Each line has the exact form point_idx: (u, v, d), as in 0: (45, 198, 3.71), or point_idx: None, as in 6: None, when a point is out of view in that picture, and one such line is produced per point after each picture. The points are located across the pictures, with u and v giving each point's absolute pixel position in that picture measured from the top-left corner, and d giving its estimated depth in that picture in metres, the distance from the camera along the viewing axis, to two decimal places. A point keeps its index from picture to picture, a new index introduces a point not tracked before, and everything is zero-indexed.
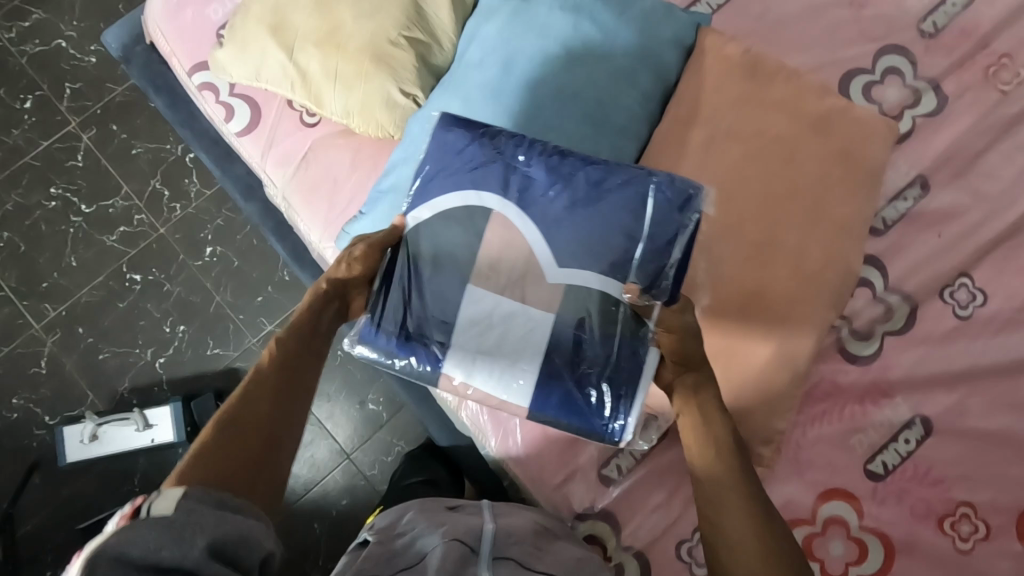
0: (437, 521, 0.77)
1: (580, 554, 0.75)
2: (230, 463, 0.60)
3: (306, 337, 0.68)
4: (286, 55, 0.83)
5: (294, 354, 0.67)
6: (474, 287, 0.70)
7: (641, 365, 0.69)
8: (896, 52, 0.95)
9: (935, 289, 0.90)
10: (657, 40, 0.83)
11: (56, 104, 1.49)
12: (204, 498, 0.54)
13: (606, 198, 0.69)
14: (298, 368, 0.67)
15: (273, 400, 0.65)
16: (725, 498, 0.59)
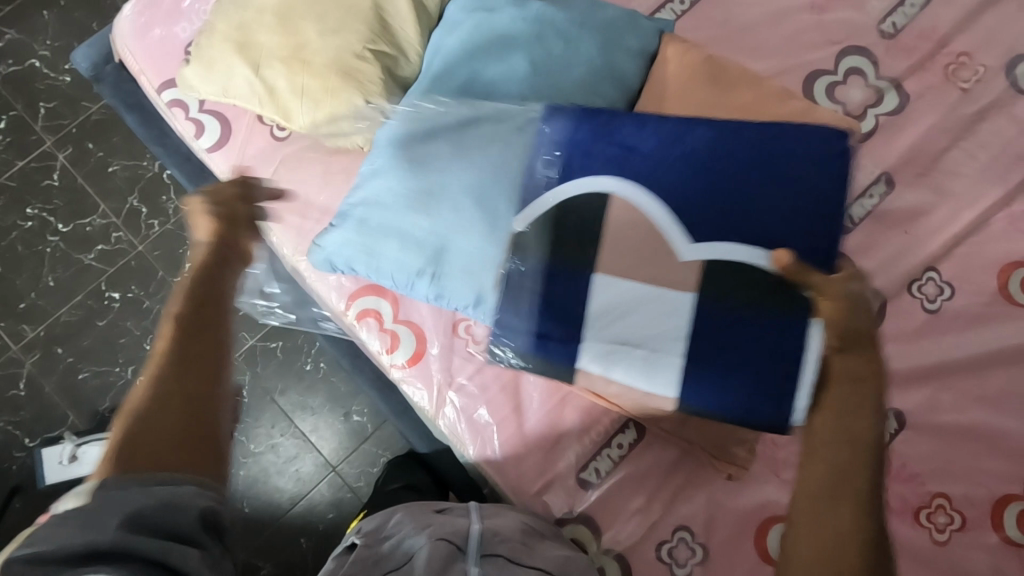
0: (425, 521, 0.79)
1: (568, 553, 0.76)
2: (149, 442, 0.61)
3: (202, 306, 0.69)
4: (252, 71, 0.83)
5: (190, 321, 0.67)
6: (602, 276, 0.70)
7: (800, 346, 0.66)
8: (858, 53, 0.97)
9: (904, 285, 0.92)
10: (621, 48, 0.85)
11: (31, 124, 1.48)
12: (117, 483, 0.57)
13: (752, 159, 0.69)
14: (199, 330, 0.68)
15: (177, 368, 0.65)
16: (838, 486, 0.60)
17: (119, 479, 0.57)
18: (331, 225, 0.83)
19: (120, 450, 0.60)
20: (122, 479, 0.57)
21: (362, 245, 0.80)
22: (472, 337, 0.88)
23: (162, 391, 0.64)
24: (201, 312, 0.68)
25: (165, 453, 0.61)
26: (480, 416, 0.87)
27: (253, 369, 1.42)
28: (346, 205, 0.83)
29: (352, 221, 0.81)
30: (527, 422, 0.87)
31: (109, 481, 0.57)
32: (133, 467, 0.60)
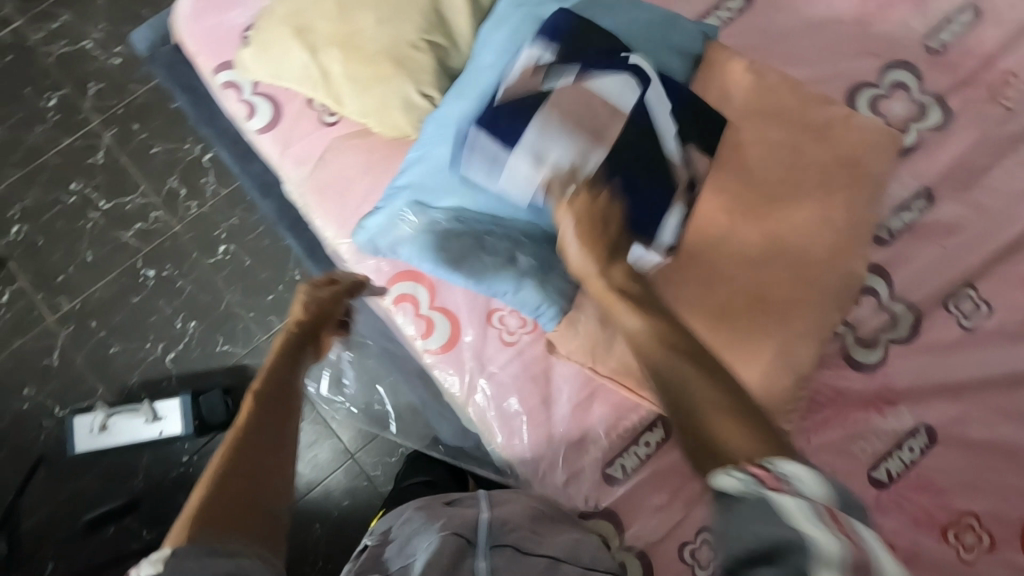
0: (430, 516, 0.80)
1: (577, 536, 0.77)
2: (226, 509, 0.63)
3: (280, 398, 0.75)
4: (309, 55, 0.85)
5: (273, 401, 0.74)
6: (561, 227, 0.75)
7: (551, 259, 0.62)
8: (902, 67, 0.97)
9: (940, 299, 0.91)
10: (673, 47, 0.84)
11: (79, 103, 1.52)
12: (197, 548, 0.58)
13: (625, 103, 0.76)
14: (281, 419, 0.74)
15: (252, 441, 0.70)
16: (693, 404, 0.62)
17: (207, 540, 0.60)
18: (376, 208, 0.85)
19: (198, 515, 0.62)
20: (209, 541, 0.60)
21: (404, 227, 0.82)
22: (505, 327, 0.89)
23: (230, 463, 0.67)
24: (280, 405, 0.75)
25: (225, 520, 0.63)
26: (509, 406, 0.87)
27: None
28: (392, 188, 0.85)
29: (394, 206, 0.84)
30: (555, 414, 0.87)
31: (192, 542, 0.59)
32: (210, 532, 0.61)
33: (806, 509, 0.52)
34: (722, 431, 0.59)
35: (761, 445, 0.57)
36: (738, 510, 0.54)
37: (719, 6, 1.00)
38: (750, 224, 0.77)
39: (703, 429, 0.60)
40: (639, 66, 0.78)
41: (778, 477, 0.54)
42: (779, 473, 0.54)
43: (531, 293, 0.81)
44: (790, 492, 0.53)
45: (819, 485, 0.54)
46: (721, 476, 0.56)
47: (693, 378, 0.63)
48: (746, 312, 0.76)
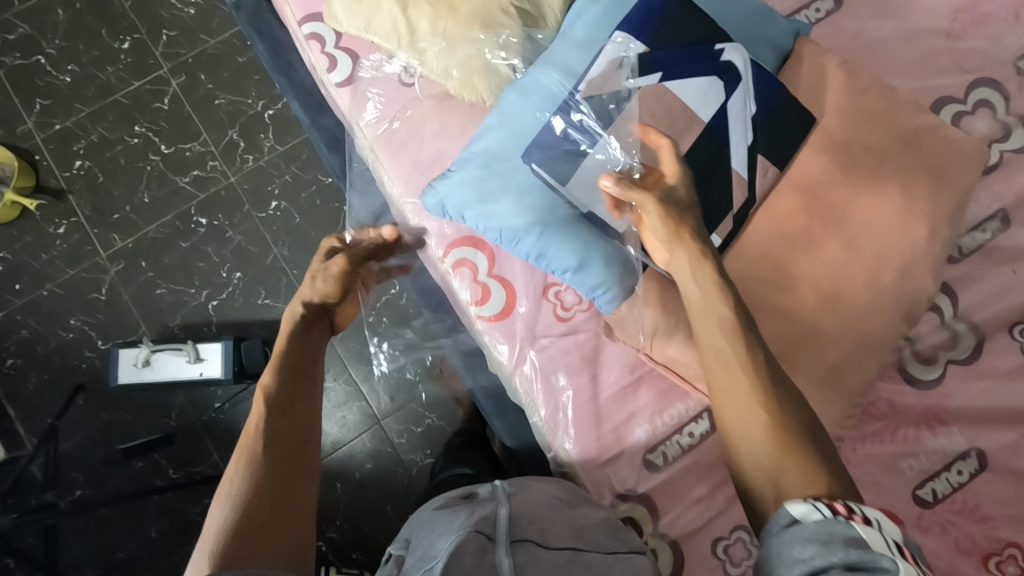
0: (448, 518, 0.75)
1: (595, 522, 0.76)
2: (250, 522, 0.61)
3: (292, 405, 0.71)
4: (399, 8, 0.84)
5: (285, 395, 0.71)
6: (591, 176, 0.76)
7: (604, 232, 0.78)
8: (989, 85, 0.95)
9: (1005, 324, 0.89)
10: (763, 40, 0.83)
11: (151, 48, 1.55)
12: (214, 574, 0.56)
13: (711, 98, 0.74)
14: (292, 414, 0.70)
15: (272, 441, 0.67)
16: (747, 416, 0.61)
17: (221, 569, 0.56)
18: (448, 170, 0.83)
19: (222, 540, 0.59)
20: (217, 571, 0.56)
21: (477, 193, 0.79)
22: (561, 302, 0.89)
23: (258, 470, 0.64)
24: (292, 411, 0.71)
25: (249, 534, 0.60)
26: (557, 380, 0.87)
27: None
28: (465, 153, 0.82)
29: (469, 171, 0.80)
30: (603, 391, 0.87)
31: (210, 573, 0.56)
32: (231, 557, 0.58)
33: (883, 539, 0.49)
34: (794, 468, 0.57)
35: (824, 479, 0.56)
36: (804, 533, 0.51)
37: (809, 6, 0.98)
38: (824, 221, 0.76)
39: (764, 470, 0.59)
40: (731, 63, 0.75)
41: (854, 510, 0.51)
42: (856, 509, 0.52)
43: (595, 272, 0.79)
44: (868, 523, 0.50)
45: (898, 526, 0.51)
46: (791, 504, 0.54)
47: (755, 419, 0.60)
48: (815, 312, 0.75)
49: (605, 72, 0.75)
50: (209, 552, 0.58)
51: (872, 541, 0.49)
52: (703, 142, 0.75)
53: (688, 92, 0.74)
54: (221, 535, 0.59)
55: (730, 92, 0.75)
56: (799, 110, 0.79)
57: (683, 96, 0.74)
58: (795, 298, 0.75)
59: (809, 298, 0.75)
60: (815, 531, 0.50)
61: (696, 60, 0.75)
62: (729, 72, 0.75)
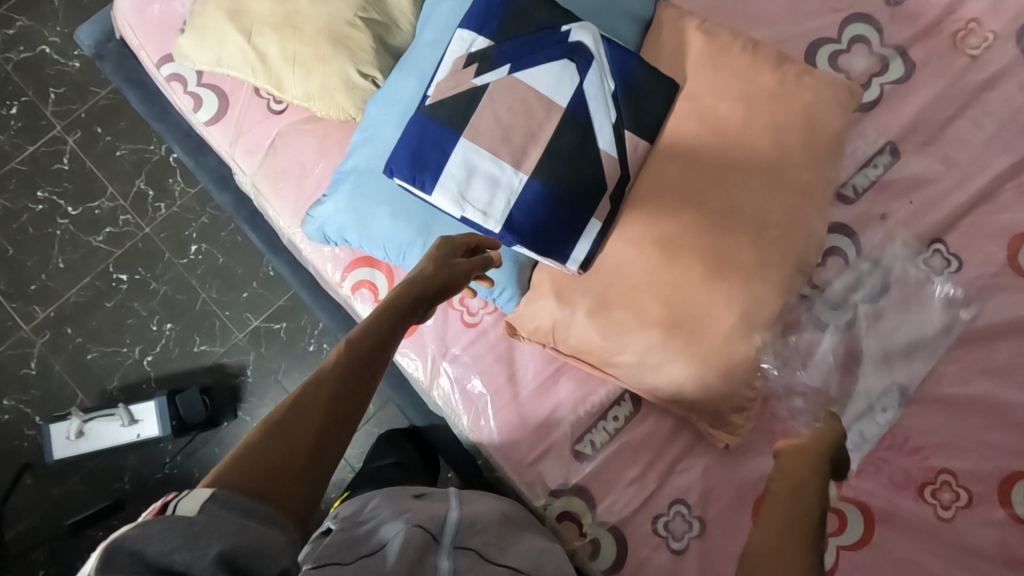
0: (398, 508, 0.75)
1: (541, 546, 0.74)
2: (276, 459, 0.52)
3: (365, 364, 0.59)
4: (244, 39, 0.81)
5: (368, 356, 0.59)
6: (463, 170, 0.71)
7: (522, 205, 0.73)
8: (861, 20, 0.94)
9: (909, 256, 0.89)
10: (620, 12, 0.82)
11: (41, 109, 1.50)
12: (230, 503, 0.49)
13: (567, 81, 0.73)
14: (367, 379, 0.59)
15: (336, 395, 0.56)
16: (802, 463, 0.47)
17: (232, 496, 0.49)
18: (323, 195, 0.81)
19: (245, 459, 0.51)
20: (229, 497, 0.49)
21: (353, 214, 0.78)
22: (467, 308, 0.88)
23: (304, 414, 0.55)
24: (366, 374, 0.59)
25: (272, 474, 0.52)
26: (473, 387, 0.86)
27: (256, 351, 1.41)
28: (338, 175, 0.80)
29: (343, 192, 0.78)
30: (520, 390, 0.86)
31: (222, 493, 0.49)
32: (244, 482, 0.51)
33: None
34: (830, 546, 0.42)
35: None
36: None
37: None
38: (702, 188, 0.75)
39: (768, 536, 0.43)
40: (581, 43, 0.73)
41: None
42: None
43: (484, 274, 0.79)
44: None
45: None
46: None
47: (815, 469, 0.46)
48: (709, 281, 0.74)
49: (453, 73, 0.72)
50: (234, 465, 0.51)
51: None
52: (569, 129, 0.73)
53: (543, 79, 0.72)
54: (245, 456, 0.52)
55: (583, 71, 0.73)
56: (663, 78, 0.77)
57: (537, 83, 0.72)
58: (686, 273, 0.74)
59: (702, 270, 0.74)
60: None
61: (547, 45, 0.73)
62: (581, 53, 0.73)
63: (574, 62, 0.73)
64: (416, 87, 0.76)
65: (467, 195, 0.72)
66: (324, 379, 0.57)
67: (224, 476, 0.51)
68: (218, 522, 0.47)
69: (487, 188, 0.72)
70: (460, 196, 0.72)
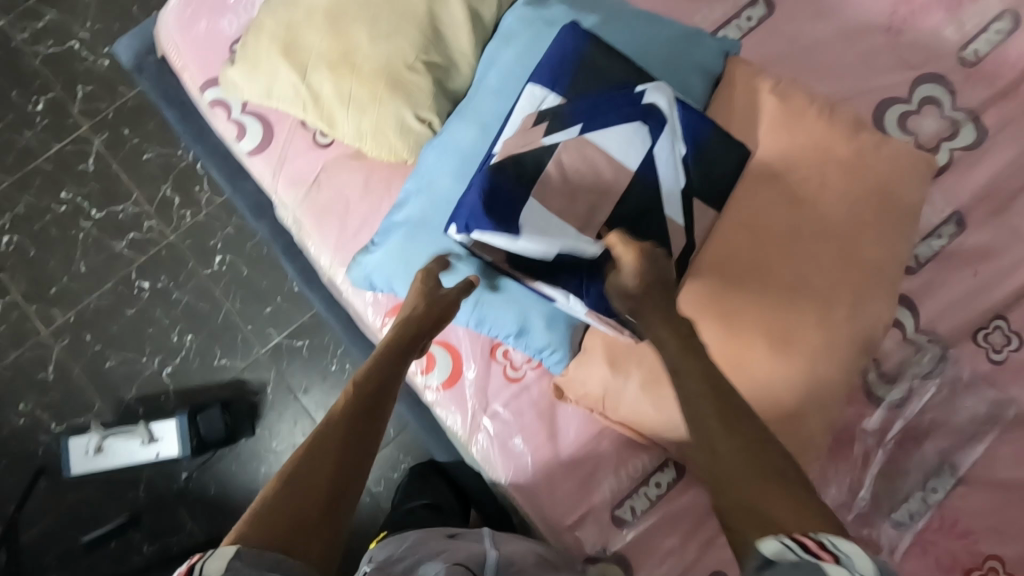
0: (434, 547, 0.72)
1: None
2: (297, 510, 0.52)
3: (370, 403, 0.61)
4: (298, 75, 0.78)
5: (371, 393, 0.62)
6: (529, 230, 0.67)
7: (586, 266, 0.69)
8: (934, 80, 0.90)
9: (968, 331, 0.84)
10: (690, 67, 0.78)
11: (68, 107, 1.47)
12: (256, 561, 0.48)
13: (638, 144, 0.69)
14: (374, 418, 0.61)
15: (345, 438, 0.58)
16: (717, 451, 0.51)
17: (259, 554, 0.48)
18: (371, 243, 0.78)
19: (263, 514, 0.51)
20: (253, 555, 0.48)
21: (403, 266, 0.74)
22: (510, 361, 0.86)
23: (319, 460, 0.55)
24: (372, 413, 0.61)
25: (291, 523, 0.51)
26: (515, 445, 0.83)
27: (276, 367, 1.38)
28: (388, 223, 0.77)
29: (392, 242, 0.75)
30: (560, 450, 0.83)
31: (246, 551, 0.48)
32: (267, 539, 0.50)
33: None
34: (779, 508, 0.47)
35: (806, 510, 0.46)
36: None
37: (739, 15, 0.94)
38: (770, 264, 0.72)
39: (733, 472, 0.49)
40: (655, 105, 0.69)
41: (824, 545, 0.43)
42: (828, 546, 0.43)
43: (538, 335, 0.76)
44: (837, 560, 0.42)
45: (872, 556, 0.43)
46: (762, 541, 0.45)
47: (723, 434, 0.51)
48: (770, 359, 0.71)
49: (521, 128, 0.69)
50: (252, 520, 0.51)
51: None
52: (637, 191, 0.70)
53: (615, 141, 0.69)
54: (263, 509, 0.52)
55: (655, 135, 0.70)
56: (733, 142, 0.74)
57: (607, 145, 0.69)
58: (748, 352, 0.71)
59: (765, 350, 0.71)
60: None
61: (619, 104, 0.69)
62: (654, 115, 0.70)
63: (646, 124, 0.69)
64: (477, 139, 0.73)
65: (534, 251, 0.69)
66: (332, 425, 0.58)
67: (245, 532, 0.50)
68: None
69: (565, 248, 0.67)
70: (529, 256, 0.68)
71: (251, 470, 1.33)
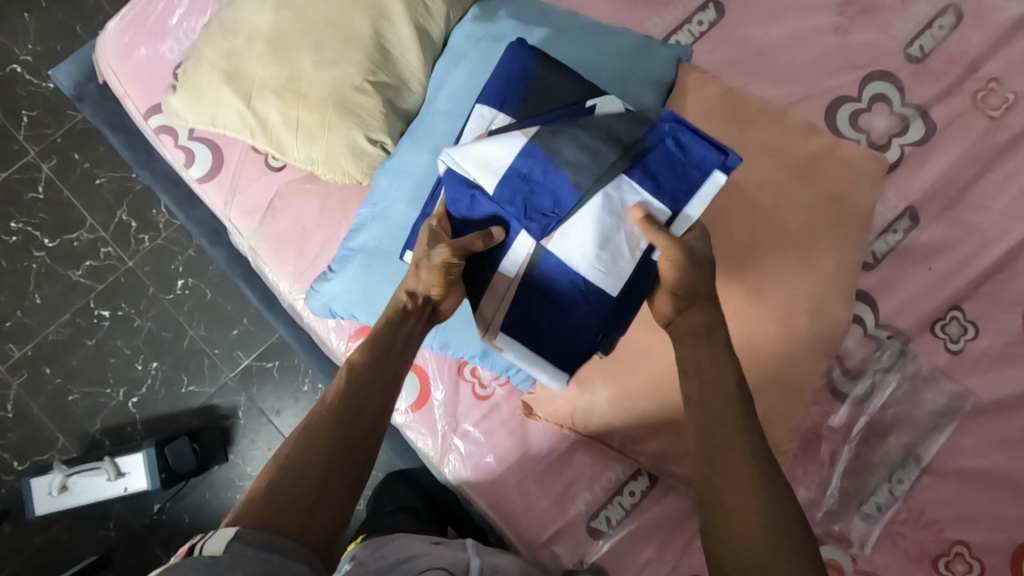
0: (421, 548, 0.74)
1: None
2: (291, 497, 0.54)
3: (368, 388, 0.61)
4: (243, 103, 0.75)
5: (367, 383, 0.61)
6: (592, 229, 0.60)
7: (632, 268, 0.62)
8: (882, 78, 0.91)
9: (926, 323, 0.86)
10: (643, 78, 0.78)
11: (14, 133, 1.41)
12: (253, 540, 0.49)
13: None
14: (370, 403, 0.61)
15: (339, 428, 0.58)
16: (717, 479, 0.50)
17: (253, 533, 0.50)
18: (329, 270, 0.76)
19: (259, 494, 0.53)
20: (253, 535, 0.50)
21: (361, 293, 0.73)
22: (478, 379, 0.86)
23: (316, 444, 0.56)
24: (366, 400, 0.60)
25: (291, 509, 0.53)
26: (487, 464, 0.83)
27: (246, 392, 1.35)
28: (345, 251, 0.75)
29: (350, 270, 0.74)
30: (532, 466, 0.83)
31: (244, 532, 0.50)
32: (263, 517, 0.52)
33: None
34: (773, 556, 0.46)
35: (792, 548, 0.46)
36: None
37: (690, 20, 0.94)
38: (731, 272, 0.72)
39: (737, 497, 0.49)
40: (608, 119, 0.67)
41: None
42: None
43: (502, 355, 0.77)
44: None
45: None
46: None
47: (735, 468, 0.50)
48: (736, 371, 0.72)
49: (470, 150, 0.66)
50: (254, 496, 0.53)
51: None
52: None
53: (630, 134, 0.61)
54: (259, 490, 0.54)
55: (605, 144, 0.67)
56: None
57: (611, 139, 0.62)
58: None
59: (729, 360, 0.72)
60: None
61: (573, 119, 0.67)
62: None
63: None
64: (431, 159, 0.72)
65: (555, 172, 0.60)
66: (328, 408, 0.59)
67: (245, 517, 0.52)
68: (244, 559, 0.47)
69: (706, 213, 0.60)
70: (501, 174, 0.61)
71: (225, 499, 1.31)
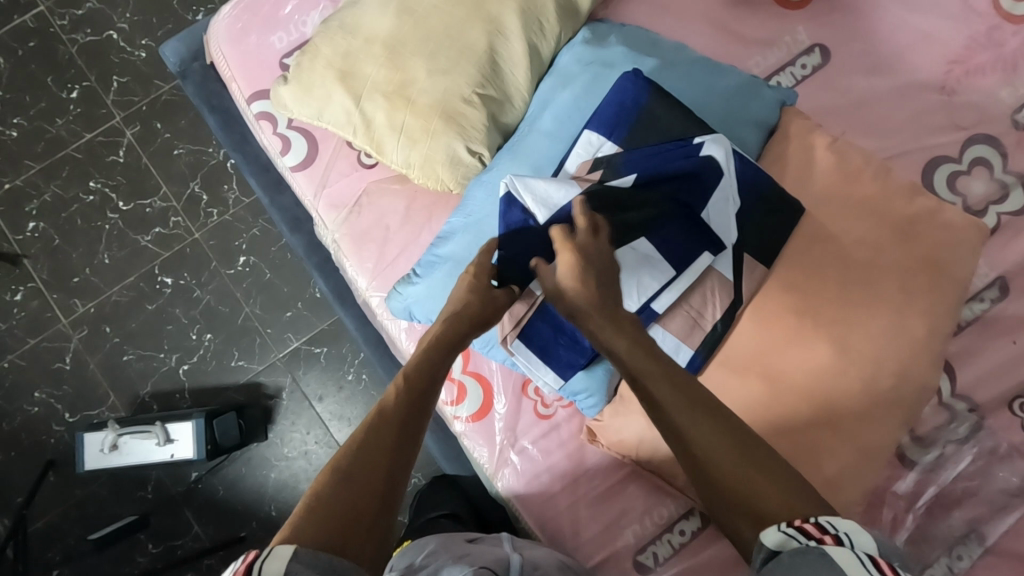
0: (456, 547, 0.72)
1: None
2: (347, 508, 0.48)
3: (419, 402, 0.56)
4: (352, 102, 0.77)
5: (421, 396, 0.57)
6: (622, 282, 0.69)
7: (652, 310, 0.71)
8: (985, 141, 0.89)
9: (1004, 399, 0.83)
10: (746, 119, 0.77)
11: (102, 97, 1.46)
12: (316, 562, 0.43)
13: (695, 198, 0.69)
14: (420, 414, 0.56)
15: (398, 440, 0.53)
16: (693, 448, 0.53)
17: (316, 553, 0.44)
18: (413, 274, 0.77)
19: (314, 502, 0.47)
20: (313, 557, 0.44)
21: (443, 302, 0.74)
22: (541, 398, 0.86)
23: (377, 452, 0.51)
24: (419, 417, 0.56)
25: (348, 527, 0.47)
26: (542, 484, 0.83)
27: (294, 374, 1.37)
28: (431, 258, 0.76)
29: (435, 277, 0.75)
30: (586, 490, 0.82)
31: (306, 552, 0.44)
32: (323, 534, 0.46)
33: (855, 556, 0.42)
34: (766, 491, 0.49)
35: (809, 507, 0.48)
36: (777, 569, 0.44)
37: (793, 62, 0.94)
38: (822, 324, 0.71)
39: (741, 496, 0.50)
40: (712, 158, 0.68)
41: (827, 530, 0.44)
42: (828, 527, 0.45)
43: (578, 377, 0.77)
44: (839, 543, 0.43)
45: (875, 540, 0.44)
46: (765, 534, 0.47)
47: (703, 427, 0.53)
48: (810, 420, 0.70)
49: (575, 174, 0.70)
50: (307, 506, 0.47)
51: (848, 568, 0.41)
52: (698, 239, 0.70)
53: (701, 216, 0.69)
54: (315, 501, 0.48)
55: (704, 212, 0.70)
56: (785, 199, 0.73)
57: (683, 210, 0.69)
58: (787, 409, 0.70)
59: (807, 412, 0.70)
60: (791, 564, 0.43)
61: (678, 158, 0.68)
62: (709, 169, 0.68)
63: (702, 178, 0.68)
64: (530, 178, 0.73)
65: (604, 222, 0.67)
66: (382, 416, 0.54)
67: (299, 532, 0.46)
68: None
69: (688, 296, 0.72)
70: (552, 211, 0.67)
71: (260, 476, 1.33)
